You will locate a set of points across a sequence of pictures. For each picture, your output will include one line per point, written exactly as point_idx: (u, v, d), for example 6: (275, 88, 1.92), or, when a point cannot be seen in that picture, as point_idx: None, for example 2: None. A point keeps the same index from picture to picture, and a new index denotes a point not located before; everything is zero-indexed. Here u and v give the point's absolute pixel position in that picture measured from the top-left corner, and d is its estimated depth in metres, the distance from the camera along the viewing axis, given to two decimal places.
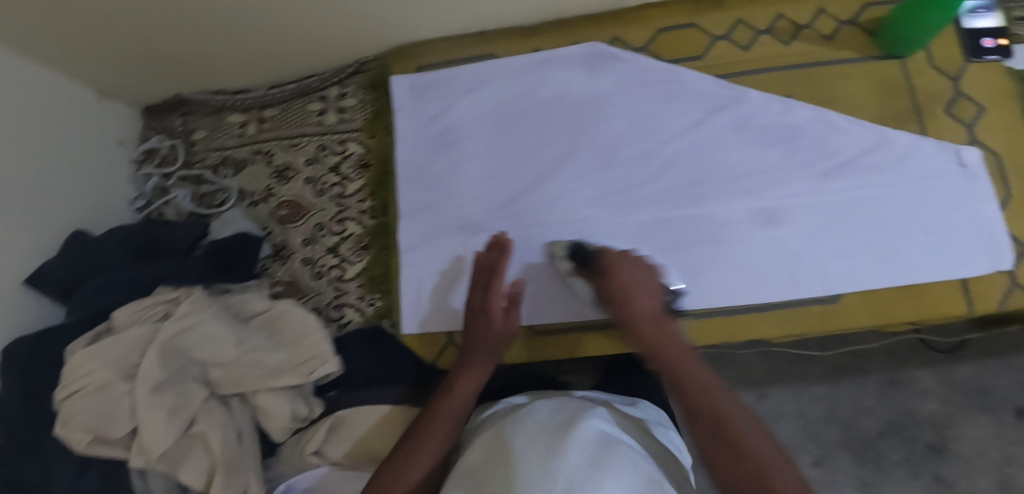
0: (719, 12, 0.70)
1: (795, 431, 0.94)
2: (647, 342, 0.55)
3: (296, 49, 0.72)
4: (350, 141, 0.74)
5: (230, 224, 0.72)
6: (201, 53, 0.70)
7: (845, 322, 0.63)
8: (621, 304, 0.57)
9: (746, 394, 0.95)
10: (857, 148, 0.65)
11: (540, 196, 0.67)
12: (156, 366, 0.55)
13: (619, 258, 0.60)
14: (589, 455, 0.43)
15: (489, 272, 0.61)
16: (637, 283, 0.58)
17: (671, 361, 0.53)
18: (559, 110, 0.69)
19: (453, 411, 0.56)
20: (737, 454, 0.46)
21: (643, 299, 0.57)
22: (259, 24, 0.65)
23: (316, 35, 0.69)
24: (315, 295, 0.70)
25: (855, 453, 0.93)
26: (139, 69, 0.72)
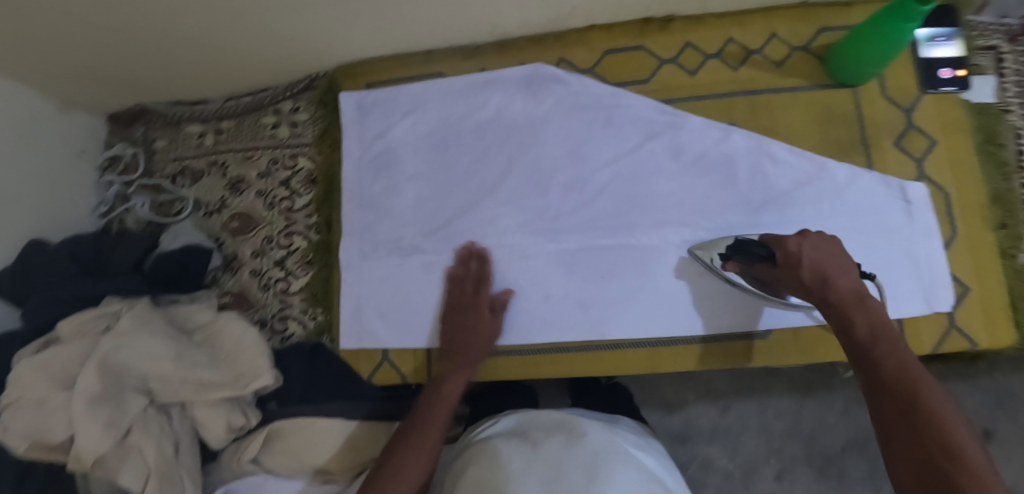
0: (666, 35, 0.68)
1: (758, 445, 0.95)
2: (841, 323, 0.47)
3: (240, 64, 0.72)
4: (301, 156, 0.75)
5: (180, 235, 0.73)
6: (148, 68, 0.71)
7: (769, 359, 0.63)
8: (836, 278, 0.48)
9: (709, 407, 0.96)
10: (795, 180, 0.64)
11: (471, 220, 0.67)
12: (93, 380, 0.57)
13: (803, 244, 0.51)
14: (585, 471, 0.52)
15: (474, 279, 0.66)
16: (835, 259, 0.50)
17: (871, 340, 0.45)
18: (497, 133, 0.69)
19: (439, 417, 0.60)
20: (915, 455, 0.39)
21: (841, 275, 0.49)
22: (197, 43, 0.66)
23: (258, 53, 0.69)
24: (261, 307, 0.73)
25: (817, 468, 0.94)
26: (92, 82, 0.74)
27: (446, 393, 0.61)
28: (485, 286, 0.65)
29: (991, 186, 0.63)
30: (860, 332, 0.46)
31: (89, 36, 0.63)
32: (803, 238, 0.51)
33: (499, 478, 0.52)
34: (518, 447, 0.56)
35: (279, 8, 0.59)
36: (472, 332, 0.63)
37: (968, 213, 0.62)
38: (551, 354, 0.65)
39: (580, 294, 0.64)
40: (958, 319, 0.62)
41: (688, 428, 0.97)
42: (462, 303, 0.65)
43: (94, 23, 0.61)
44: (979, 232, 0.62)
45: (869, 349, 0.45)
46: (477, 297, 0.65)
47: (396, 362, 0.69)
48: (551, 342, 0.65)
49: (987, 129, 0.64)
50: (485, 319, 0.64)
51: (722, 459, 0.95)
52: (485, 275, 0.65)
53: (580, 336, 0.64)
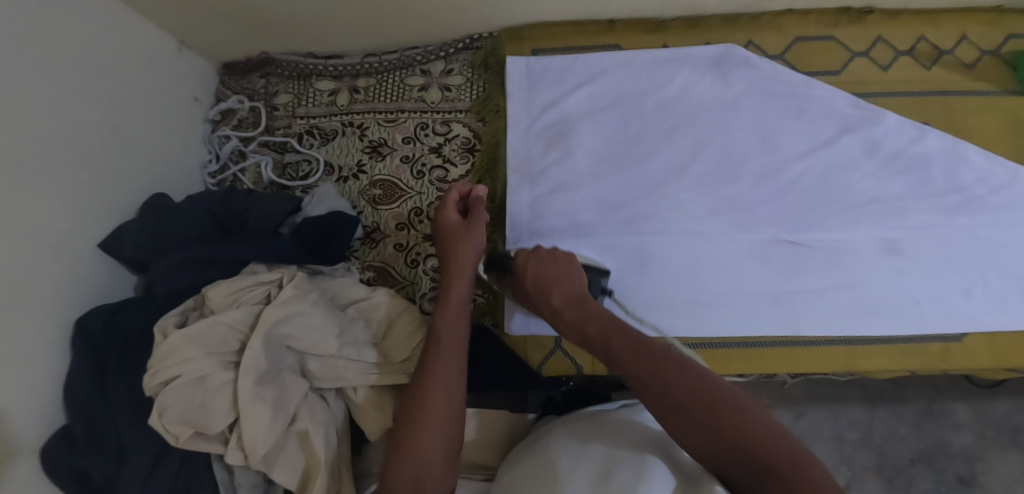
0: (859, 27, 0.67)
1: (828, 452, 0.90)
2: (580, 331, 0.52)
3: (407, 18, 0.66)
4: (455, 122, 0.69)
5: (323, 201, 0.65)
6: (305, 12, 0.64)
7: (963, 363, 0.62)
8: (542, 298, 0.56)
9: (785, 411, 0.90)
10: (989, 185, 0.63)
11: (658, 202, 0.64)
12: (260, 354, 0.50)
13: (531, 258, 0.59)
14: (635, 467, 0.45)
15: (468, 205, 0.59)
16: (557, 271, 0.57)
17: (603, 337, 0.50)
18: (684, 112, 0.65)
19: (455, 339, 0.52)
20: (683, 412, 0.42)
21: (561, 287, 0.55)
22: None
23: (435, 2, 0.63)
24: (408, 285, 0.66)
25: (885, 478, 0.89)
26: (229, 20, 0.65)
27: (447, 319, 0.52)
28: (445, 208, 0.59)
29: None
30: (592, 332, 0.51)
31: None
32: (531, 253, 0.59)
33: (545, 471, 0.47)
34: (569, 447, 0.51)
35: None
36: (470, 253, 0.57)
37: None
38: (706, 350, 0.63)
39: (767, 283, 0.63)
40: None
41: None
42: (453, 231, 0.58)
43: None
44: None
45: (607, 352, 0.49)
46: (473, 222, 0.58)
47: (570, 352, 0.65)
48: (745, 335, 0.62)
49: None
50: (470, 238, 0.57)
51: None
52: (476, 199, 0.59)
53: (778, 330, 0.62)
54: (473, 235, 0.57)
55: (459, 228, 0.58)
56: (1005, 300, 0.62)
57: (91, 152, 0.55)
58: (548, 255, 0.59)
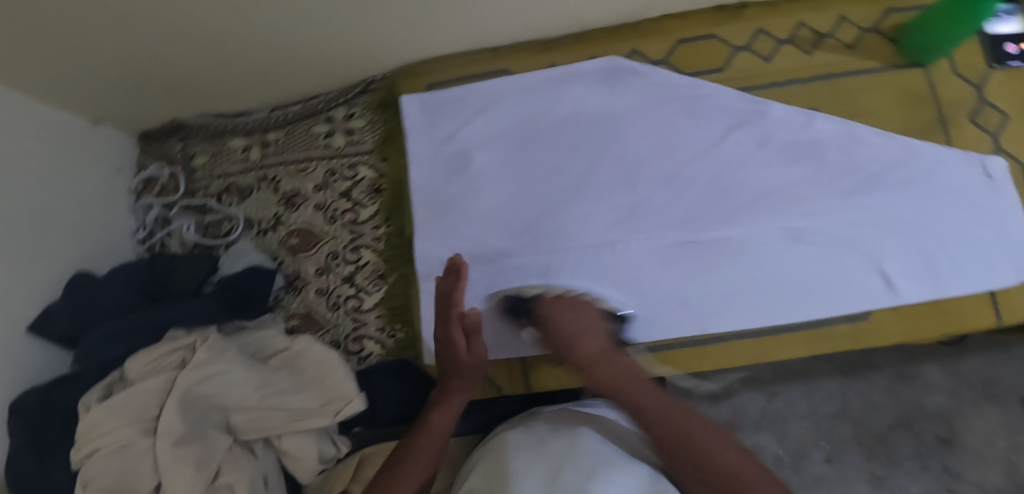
0: (740, 23, 0.68)
1: (805, 428, 0.88)
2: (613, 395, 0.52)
3: (301, 73, 0.69)
4: (361, 165, 0.71)
5: (242, 257, 0.69)
6: (205, 77, 0.67)
7: (876, 339, 0.63)
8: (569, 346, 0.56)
9: (757, 394, 0.89)
10: (883, 161, 0.64)
11: (561, 219, 0.65)
12: (176, 419, 0.53)
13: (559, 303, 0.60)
14: (585, 472, 0.49)
15: (444, 298, 0.61)
16: (579, 325, 0.57)
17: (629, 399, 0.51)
18: (576, 128, 0.67)
19: (437, 428, 0.56)
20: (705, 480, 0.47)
21: (590, 339, 0.56)
22: (271, 45, 0.62)
23: (325, 53, 0.65)
24: (332, 328, 0.68)
25: (866, 448, 0.87)
26: (135, 94, 0.68)
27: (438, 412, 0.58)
28: (455, 303, 0.60)
29: None
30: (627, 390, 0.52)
31: (157, 45, 0.59)
32: (560, 302, 0.59)
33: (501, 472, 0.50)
34: (524, 443, 0.54)
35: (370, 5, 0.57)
36: (455, 358, 0.60)
37: None
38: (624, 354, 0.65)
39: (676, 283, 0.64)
40: None
41: (735, 417, 0.89)
42: (438, 326, 0.61)
43: (161, 32, 0.57)
44: None
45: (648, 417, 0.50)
46: (450, 320, 0.61)
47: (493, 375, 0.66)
48: (654, 340, 0.64)
49: None
50: (463, 346, 0.60)
51: (772, 446, 0.88)
52: (458, 291, 0.60)
53: (686, 331, 0.64)
54: (462, 336, 0.60)
55: (458, 324, 0.60)
56: (913, 271, 0.63)
57: (21, 240, 0.57)
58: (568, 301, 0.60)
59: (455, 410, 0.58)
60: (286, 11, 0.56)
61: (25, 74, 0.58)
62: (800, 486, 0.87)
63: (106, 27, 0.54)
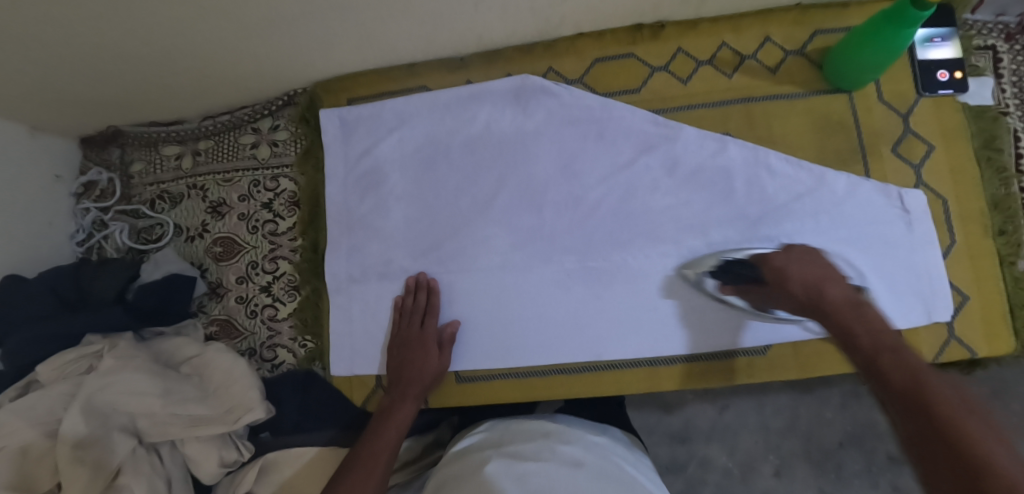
0: (657, 42, 0.66)
1: (756, 442, 0.83)
2: (850, 343, 0.47)
3: (223, 88, 0.71)
4: (282, 177, 0.73)
5: (161, 265, 0.70)
6: (128, 90, 0.69)
7: (768, 376, 0.62)
8: (810, 288, 0.53)
9: (707, 406, 0.84)
10: (791, 192, 0.62)
11: (463, 240, 0.66)
12: (80, 422, 0.56)
13: (787, 258, 0.56)
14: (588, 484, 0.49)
15: (421, 310, 0.65)
16: (810, 266, 0.54)
17: (879, 359, 0.43)
18: (485, 148, 0.67)
19: (396, 431, 0.59)
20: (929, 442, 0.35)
21: (833, 285, 0.52)
22: (186, 65, 0.64)
23: (240, 70, 0.67)
24: (249, 335, 0.71)
25: (815, 464, 0.83)
26: (65, 107, 0.71)
27: (399, 414, 0.61)
28: (433, 316, 0.64)
29: (989, 192, 0.61)
30: (875, 352, 0.44)
31: (74, 65, 0.61)
32: (789, 253, 0.56)
33: (488, 485, 0.48)
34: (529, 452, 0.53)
35: (266, 24, 0.58)
36: (420, 365, 0.63)
37: (968, 221, 0.61)
38: (548, 374, 0.64)
39: (580, 305, 0.64)
40: (959, 330, 0.60)
41: (686, 427, 0.85)
42: (408, 335, 0.64)
43: (74, 54, 0.59)
44: (978, 241, 0.61)
45: (875, 360, 0.44)
46: (422, 331, 0.64)
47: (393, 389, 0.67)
48: (549, 364, 0.64)
49: (986, 133, 0.62)
50: (431, 355, 0.63)
51: (721, 458, 0.83)
52: (432, 307, 0.64)
53: (583, 358, 0.63)
54: (429, 347, 0.63)
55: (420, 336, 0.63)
56: None
57: None
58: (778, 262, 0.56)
59: (404, 423, 0.60)
60: (187, 35, 0.58)
61: None
62: None
63: (20, 52, 0.57)
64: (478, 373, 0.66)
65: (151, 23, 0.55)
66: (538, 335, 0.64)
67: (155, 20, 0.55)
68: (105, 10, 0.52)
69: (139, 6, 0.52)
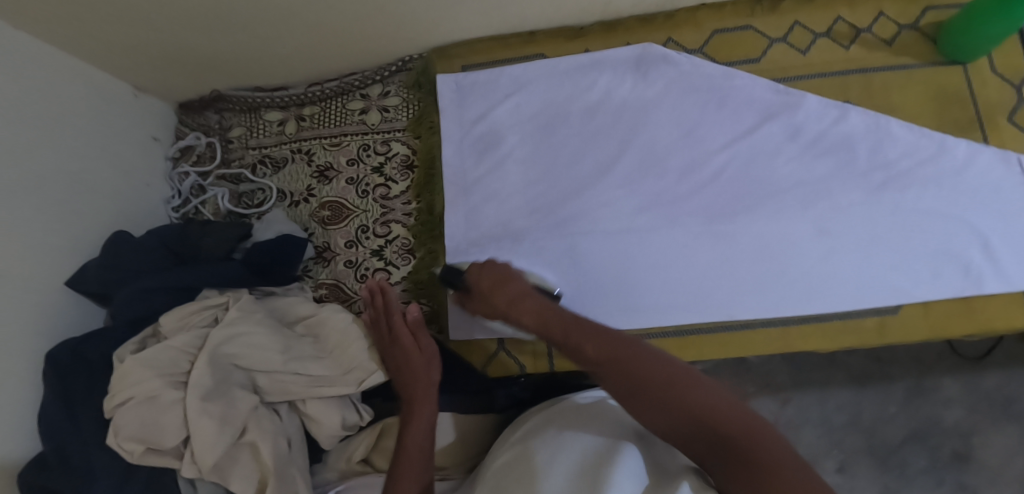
0: (773, 15, 0.68)
1: (818, 437, 0.89)
2: (556, 333, 0.52)
3: (339, 51, 0.71)
4: (394, 141, 0.72)
5: (273, 224, 0.69)
6: (243, 49, 0.68)
7: (901, 336, 0.62)
8: (495, 294, 0.56)
9: (771, 399, 0.90)
10: (915, 158, 0.64)
11: (587, 203, 0.66)
12: (205, 374, 0.54)
13: (480, 273, 0.58)
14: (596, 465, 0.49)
15: (486, 285, 0.57)
16: (506, 271, 0.57)
17: (578, 343, 0.50)
18: (605, 115, 0.69)
19: (417, 436, 0.56)
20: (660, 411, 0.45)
21: (513, 285, 0.56)
22: (312, 22, 0.64)
23: (362, 32, 0.67)
24: (360, 299, 0.69)
25: (878, 459, 0.89)
26: (174, 65, 0.70)
27: (418, 417, 0.58)
28: (395, 313, 0.63)
29: None
30: (567, 337, 0.51)
31: (205, 16, 0.61)
32: (483, 265, 0.59)
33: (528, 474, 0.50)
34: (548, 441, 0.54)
35: None
36: (408, 361, 0.61)
37: None
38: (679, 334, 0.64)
39: (710, 267, 0.64)
40: None
41: None
42: (386, 340, 0.63)
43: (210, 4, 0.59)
44: None
45: (581, 353, 0.50)
46: (397, 330, 0.63)
47: (513, 351, 0.65)
48: (681, 324, 0.64)
49: None
50: (415, 349, 0.61)
51: None
52: (389, 304, 0.64)
53: (713, 317, 0.63)
54: (415, 342, 0.62)
55: (403, 331, 0.62)
56: (940, 267, 0.62)
57: (48, 189, 0.58)
58: (485, 268, 0.58)
59: (427, 421, 0.58)
60: None
61: (72, 37, 0.60)
62: None
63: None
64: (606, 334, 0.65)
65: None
66: (665, 296, 0.64)
67: None
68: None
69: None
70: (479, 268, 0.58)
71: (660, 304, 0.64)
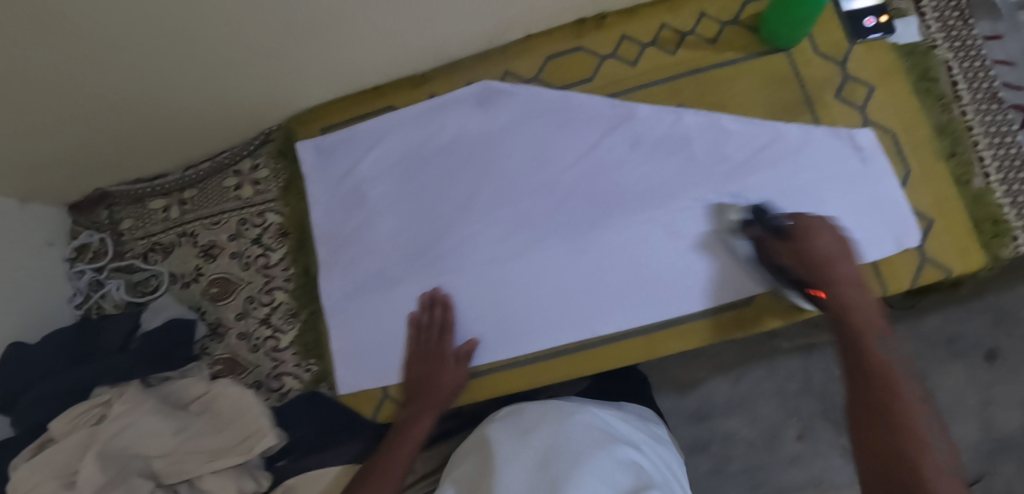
0: (602, 32, 0.70)
1: (774, 409, 0.85)
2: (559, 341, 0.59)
3: (207, 136, 0.74)
4: (268, 211, 0.75)
5: (160, 311, 0.73)
6: (121, 149, 0.73)
7: (758, 324, 0.64)
8: (823, 263, 0.56)
9: (721, 381, 0.85)
10: (751, 147, 0.65)
11: (452, 241, 0.68)
12: (96, 470, 0.57)
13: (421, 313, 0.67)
14: (567, 458, 0.51)
15: (438, 328, 0.66)
16: (840, 247, 0.56)
17: (854, 327, 0.52)
18: (460, 153, 0.70)
19: (405, 451, 0.61)
20: (879, 430, 0.45)
21: (810, 247, 0.56)
22: (177, 120, 0.69)
23: (221, 117, 0.71)
24: (254, 369, 0.72)
25: (838, 420, 0.84)
26: (64, 176, 0.75)
27: (409, 434, 0.62)
28: (449, 332, 0.66)
29: (933, 118, 0.65)
30: (851, 322, 0.53)
31: (61, 128, 0.64)
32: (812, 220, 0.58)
33: (486, 469, 0.53)
34: (509, 434, 0.57)
35: (243, 65, 0.62)
36: (438, 379, 0.64)
37: (920, 148, 0.64)
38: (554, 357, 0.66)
39: (576, 283, 0.66)
40: (929, 250, 0.61)
41: (705, 406, 0.86)
42: (424, 352, 0.66)
43: (60, 113, 0.62)
44: (931, 165, 0.64)
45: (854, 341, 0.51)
46: (441, 345, 0.66)
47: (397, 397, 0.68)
48: (549, 347, 0.66)
49: (919, 67, 0.66)
50: (448, 366, 0.65)
51: (743, 430, 0.85)
52: (449, 323, 0.66)
53: (578, 334, 0.66)
54: (451, 360, 0.65)
55: (444, 348, 0.66)
56: None
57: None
58: (426, 301, 0.67)
59: (420, 436, 0.62)
60: (189, 89, 0.64)
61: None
62: (774, 466, 0.84)
63: (20, 122, 0.61)
64: (482, 367, 0.67)
65: (132, 73, 0.58)
66: (533, 322, 0.66)
67: (135, 72, 0.58)
68: (91, 66, 0.55)
69: (122, 58, 0.55)
70: (429, 301, 0.67)
71: (531, 328, 0.67)
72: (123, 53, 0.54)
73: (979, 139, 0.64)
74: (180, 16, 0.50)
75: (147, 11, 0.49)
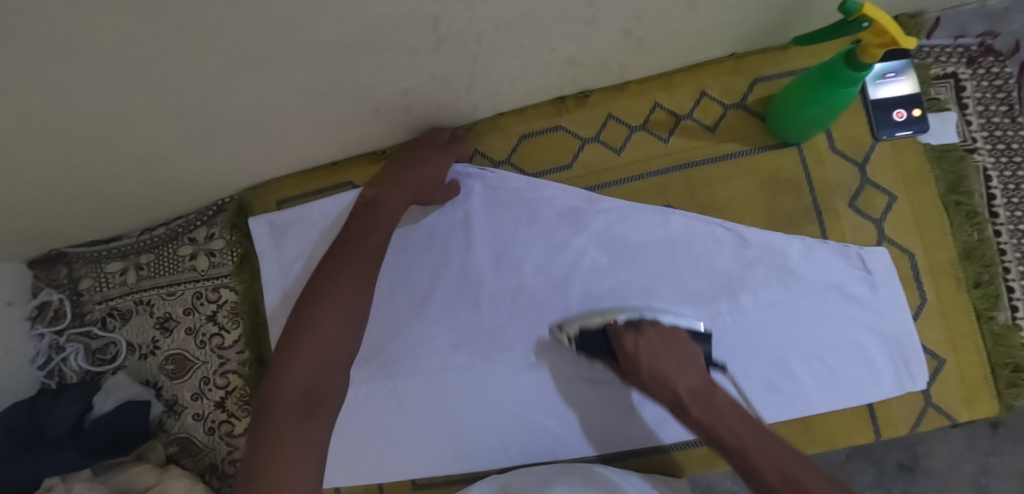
0: (585, 109, 0.62)
1: None
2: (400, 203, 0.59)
3: (160, 205, 0.68)
4: (223, 287, 0.72)
5: (113, 393, 0.69)
6: (74, 219, 0.65)
7: (731, 461, 0.61)
8: (661, 387, 0.53)
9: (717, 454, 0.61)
10: (743, 262, 0.57)
11: (404, 343, 0.63)
12: None
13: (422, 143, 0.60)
14: None
15: (423, 159, 0.59)
16: (673, 353, 0.54)
17: (710, 421, 0.50)
18: (419, 243, 0.63)
19: (353, 316, 0.56)
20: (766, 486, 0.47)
21: (683, 375, 0.53)
22: (125, 191, 0.61)
23: (176, 190, 0.64)
24: (210, 452, 0.71)
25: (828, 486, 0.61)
26: (16, 245, 0.67)
27: (358, 251, 0.58)
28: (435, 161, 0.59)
29: (960, 241, 0.56)
30: (716, 432, 0.50)
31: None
32: (637, 338, 0.55)
33: None
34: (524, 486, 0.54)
35: (186, 148, 0.54)
36: (411, 174, 0.58)
37: (938, 274, 0.56)
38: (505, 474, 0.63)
39: (544, 394, 0.62)
40: (934, 396, 0.56)
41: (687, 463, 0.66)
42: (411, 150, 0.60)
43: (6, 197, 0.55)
44: (950, 296, 0.56)
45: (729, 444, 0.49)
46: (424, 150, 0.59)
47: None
48: (506, 465, 0.63)
49: (952, 176, 0.57)
50: (423, 170, 0.58)
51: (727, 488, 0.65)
52: (443, 159, 0.59)
53: (536, 456, 0.62)
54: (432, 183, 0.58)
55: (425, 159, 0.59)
56: (774, 382, 0.57)
57: None
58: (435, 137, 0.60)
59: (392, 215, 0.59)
60: (128, 161, 0.54)
61: None
62: None
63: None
64: (433, 479, 0.65)
65: (58, 168, 0.52)
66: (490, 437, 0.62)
67: (57, 170, 0.53)
68: (11, 167, 0.50)
69: (52, 142, 0.48)
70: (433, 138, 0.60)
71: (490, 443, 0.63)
72: (36, 150, 0.48)
73: (1010, 265, 0.57)
74: (90, 121, 0.45)
75: (50, 115, 0.43)
